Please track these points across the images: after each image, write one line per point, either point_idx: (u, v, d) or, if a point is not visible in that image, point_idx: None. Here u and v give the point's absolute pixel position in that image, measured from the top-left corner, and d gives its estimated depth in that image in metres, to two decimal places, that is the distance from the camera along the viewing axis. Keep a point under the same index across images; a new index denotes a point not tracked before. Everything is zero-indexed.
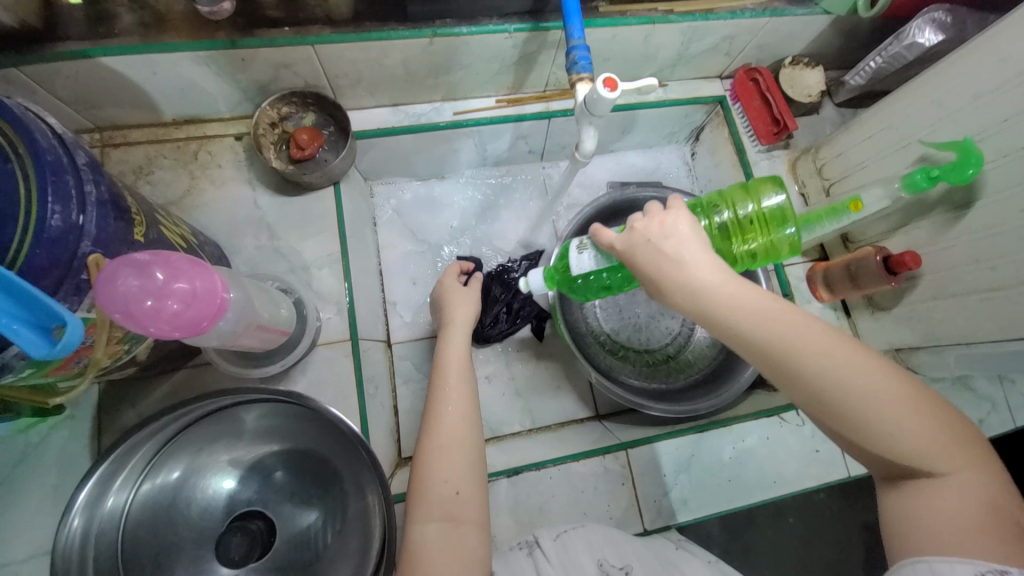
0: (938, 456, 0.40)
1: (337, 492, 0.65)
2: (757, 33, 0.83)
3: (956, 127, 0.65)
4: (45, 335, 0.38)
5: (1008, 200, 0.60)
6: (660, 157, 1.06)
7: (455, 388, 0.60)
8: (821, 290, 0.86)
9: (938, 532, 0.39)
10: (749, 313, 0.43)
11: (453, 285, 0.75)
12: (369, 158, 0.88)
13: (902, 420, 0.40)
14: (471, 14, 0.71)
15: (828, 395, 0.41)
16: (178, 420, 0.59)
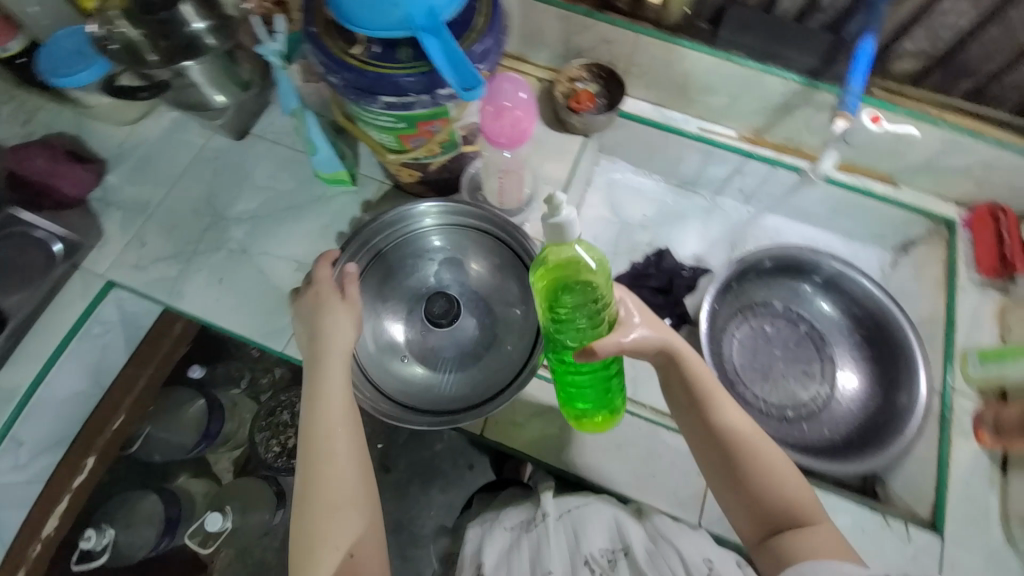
0: (804, 505, 0.61)
1: (500, 324, 0.83)
2: (1017, 172, 0.86)
3: None
4: (463, 87, 0.61)
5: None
6: (860, 254, 1.05)
7: (335, 408, 0.66)
8: (985, 432, 0.80)
9: (816, 551, 0.57)
10: (712, 396, 0.64)
11: (331, 295, 0.73)
12: (613, 134, 1.07)
13: (787, 477, 0.62)
14: (764, 55, 0.88)
15: (757, 451, 0.62)
16: (452, 212, 0.82)
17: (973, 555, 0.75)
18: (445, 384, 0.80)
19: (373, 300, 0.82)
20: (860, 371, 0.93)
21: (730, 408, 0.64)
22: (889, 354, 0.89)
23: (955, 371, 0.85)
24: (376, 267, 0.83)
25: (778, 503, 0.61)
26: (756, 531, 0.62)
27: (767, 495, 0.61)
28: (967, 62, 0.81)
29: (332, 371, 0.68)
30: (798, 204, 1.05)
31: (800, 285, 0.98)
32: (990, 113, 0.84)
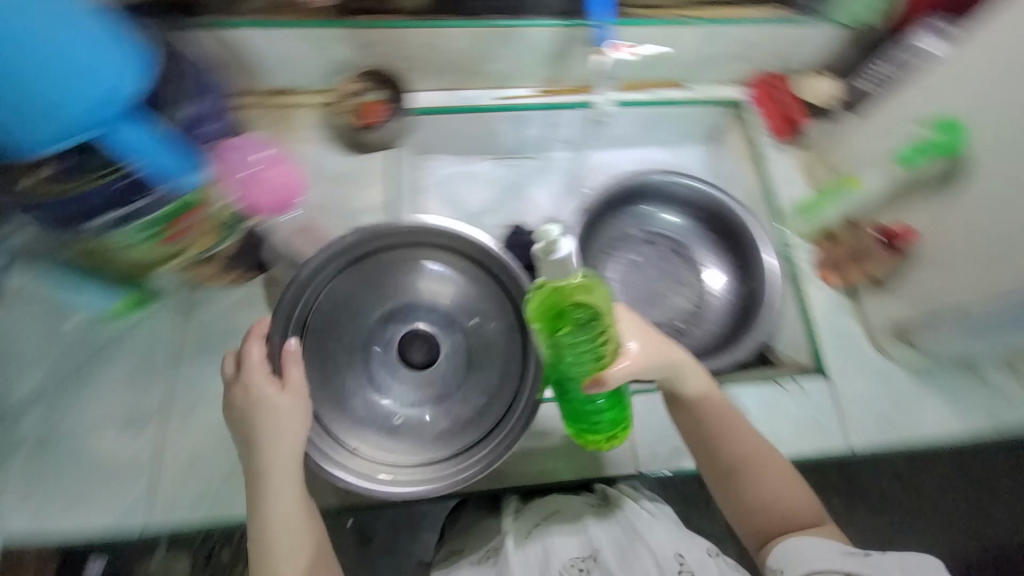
0: (802, 508, 0.65)
1: (482, 343, 0.80)
2: (772, 40, 0.95)
3: (956, 103, 0.72)
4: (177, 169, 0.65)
5: (994, 170, 0.68)
6: (680, 153, 1.10)
7: (298, 536, 0.61)
8: (829, 272, 0.90)
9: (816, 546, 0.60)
10: (717, 407, 0.69)
11: (265, 397, 0.63)
12: (423, 134, 1.02)
13: (782, 479, 0.66)
14: (518, 10, 0.87)
15: (747, 456, 0.67)
16: (383, 238, 0.77)
17: (856, 377, 0.85)
18: (443, 430, 0.77)
19: (339, 369, 0.77)
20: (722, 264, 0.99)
21: (732, 416, 0.69)
22: (735, 241, 0.96)
23: (784, 229, 0.94)
24: (322, 335, 0.77)
25: (777, 505, 0.65)
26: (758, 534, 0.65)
27: (766, 498, 0.65)
28: None
29: (284, 503, 0.61)
30: (611, 132, 1.07)
31: (644, 208, 1.02)
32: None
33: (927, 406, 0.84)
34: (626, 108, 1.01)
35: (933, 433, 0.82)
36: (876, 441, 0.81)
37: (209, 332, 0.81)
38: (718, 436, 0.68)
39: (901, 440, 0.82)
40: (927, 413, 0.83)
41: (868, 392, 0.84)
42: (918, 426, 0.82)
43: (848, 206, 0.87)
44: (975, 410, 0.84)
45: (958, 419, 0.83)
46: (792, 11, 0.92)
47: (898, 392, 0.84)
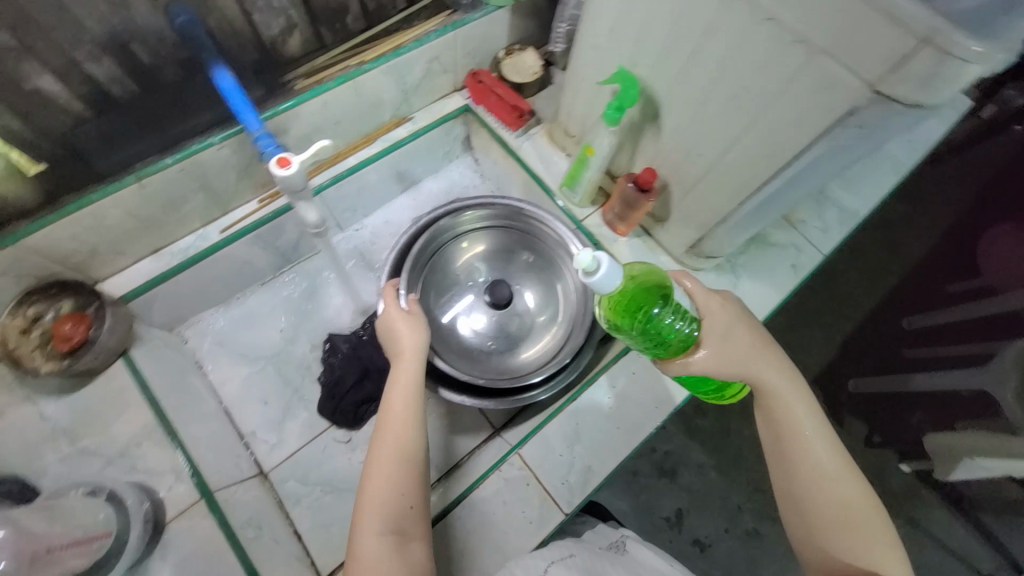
0: (884, 560, 0.55)
1: (527, 269, 0.97)
2: (455, 44, 0.90)
3: (613, 58, 0.74)
4: None
5: (673, 98, 0.69)
6: (451, 174, 1.11)
7: (396, 438, 0.63)
8: (620, 226, 0.93)
9: None
10: (797, 420, 0.62)
11: (393, 308, 0.74)
12: (158, 309, 0.84)
13: (857, 518, 0.57)
14: (173, 141, 0.72)
15: (816, 479, 0.59)
16: (469, 218, 0.94)
17: None
18: (526, 332, 0.94)
19: (440, 328, 0.92)
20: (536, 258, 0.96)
21: (812, 435, 0.61)
22: (528, 239, 0.95)
23: (571, 208, 0.97)
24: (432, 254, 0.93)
25: (847, 546, 0.57)
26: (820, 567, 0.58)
27: (831, 533, 0.58)
28: (326, 6, 0.76)
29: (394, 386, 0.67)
30: (370, 193, 0.99)
31: (451, 243, 0.95)
32: (392, 24, 0.85)
33: (745, 293, 0.93)
34: (367, 166, 0.92)
35: (761, 311, 0.92)
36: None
37: None
38: (789, 451, 0.61)
39: None
40: (749, 298, 0.93)
41: None
42: (750, 313, 0.92)
43: (595, 169, 0.87)
44: (779, 272, 0.95)
45: (771, 288, 0.94)
46: (455, 11, 0.89)
47: None
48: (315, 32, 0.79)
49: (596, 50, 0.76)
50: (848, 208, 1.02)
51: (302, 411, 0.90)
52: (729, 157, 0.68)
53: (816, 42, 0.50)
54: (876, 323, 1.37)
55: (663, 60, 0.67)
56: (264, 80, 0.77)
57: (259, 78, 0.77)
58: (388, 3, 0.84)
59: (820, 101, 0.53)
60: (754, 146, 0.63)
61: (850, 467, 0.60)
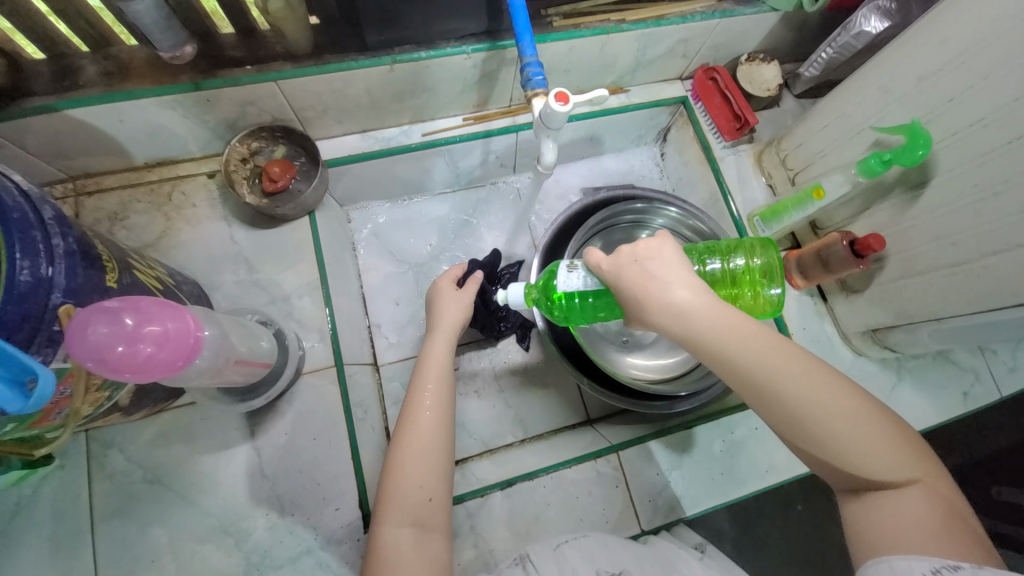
0: (884, 467, 0.43)
1: None
2: (711, 34, 0.83)
3: (905, 110, 0.66)
4: (18, 389, 0.39)
5: (960, 176, 0.62)
6: (632, 159, 1.05)
7: (430, 418, 0.61)
8: (796, 277, 0.86)
9: (890, 537, 0.41)
10: (739, 347, 0.46)
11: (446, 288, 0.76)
12: (343, 184, 0.89)
13: (838, 419, 0.43)
14: (429, 39, 0.73)
15: (786, 412, 0.45)
16: (654, 207, 0.90)
17: None
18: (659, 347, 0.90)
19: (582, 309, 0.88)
20: None
21: (762, 358, 0.46)
22: None
23: (752, 238, 0.90)
24: (602, 230, 0.91)
25: (843, 473, 0.44)
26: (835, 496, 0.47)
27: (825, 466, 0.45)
28: None
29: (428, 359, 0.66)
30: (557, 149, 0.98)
31: (622, 225, 0.92)
32: None
33: (903, 400, 0.84)
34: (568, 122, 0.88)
35: (915, 426, 0.83)
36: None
37: (114, 489, 0.66)
38: (744, 384, 0.46)
39: None
40: (904, 407, 0.83)
41: None
42: None
43: (808, 213, 0.80)
44: (948, 393, 0.85)
45: (933, 407, 0.84)
46: None
47: (876, 390, 0.84)
48: None
49: (883, 93, 0.68)
50: None
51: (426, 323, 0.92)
52: (999, 259, 0.60)
53: None
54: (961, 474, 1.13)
55: (973, 131, 0.59)
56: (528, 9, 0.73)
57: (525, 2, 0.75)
58: None
59: None
60: None
61: (822, 370, 0.46)
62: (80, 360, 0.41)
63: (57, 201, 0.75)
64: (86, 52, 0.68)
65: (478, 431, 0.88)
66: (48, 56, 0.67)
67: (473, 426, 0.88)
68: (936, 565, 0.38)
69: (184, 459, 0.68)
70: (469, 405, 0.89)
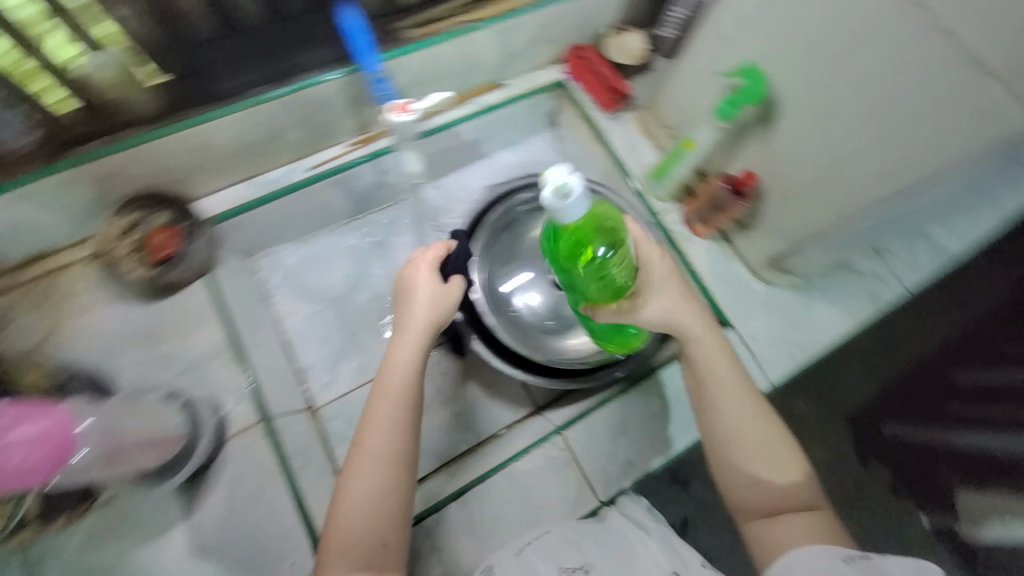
0: (791, 495, 0.59)
1: None
2: (565, 19, 0.85)
3: (743, 53, 0.70)
4: None
5: (802, 103, 0.65)
6: (531, 148, 1.02)
7: (384, 446, 0.59)
8: (699, 227, 0.90)
9: (792, 541, 0.55)
10: (723, 380, 0.64)
11: (416, 276, 0.69)
12: (243, 235, 0.85)
13: (770, 448, 0.61)
14: (285, 73, 0.72)
15: (742, 432, 0.61)
16: None
17: (755, 317, 0.87)
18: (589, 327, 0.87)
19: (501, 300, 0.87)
20: None
21: (736, 390, 0.63)
22: None
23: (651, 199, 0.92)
24: (506, 222, 0.90)
25: (765, 490, 0.60)
26: (744, 514, 0.61)
27: (753, 485, 0.60)
28: None
29: (391, 373, 0.63)
30: (449, 157, 0.95)
31: (524, 213, 0.91)
32: None
33: (818, 316, 0.88)
34: (455, 126, 0.87)
35: (834, 338, 0.87)
36: (792, 366, 0.83)
37: None
38: (720, 404, 0.63)
39: (811, 357, 0.85)
40: (821, 323, 0.87)
41: (769, 325, 0.87)
42: (818, 337, 0.86)
43: (689, 165, 0.85)
44: (857, 299, 0.89)
45: (847, 317, 0.88)
46: None
47: (790, 313, 0.88)
48: None
49: (723, 42, 0.72)
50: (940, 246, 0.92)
51: (357, 355, 0.91)
52: (850, 170, 0.63)
53: (990, 63, 0.46)
54: (927, 367, 1.27)
55: (799, 60, 0.63)
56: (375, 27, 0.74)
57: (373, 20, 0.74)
58: None
59: (982, 125, 0.49)
60: (883, 160, 0.59)
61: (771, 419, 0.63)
62: None
63: None
64: None
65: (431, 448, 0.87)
66: None
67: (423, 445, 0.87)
68: (842, 556, 0.51)
69: (119, 556, 0.65)
70: None
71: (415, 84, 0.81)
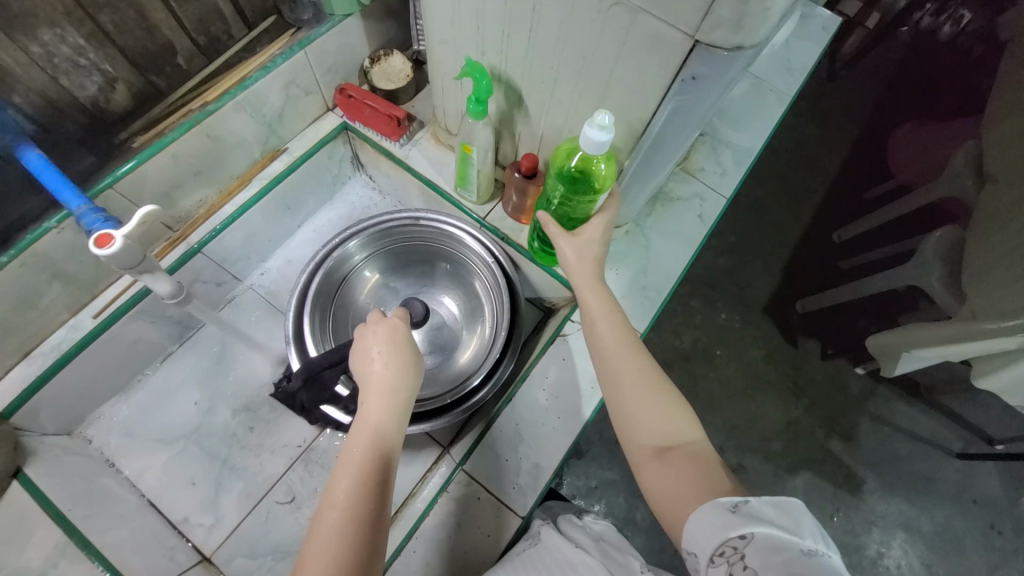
0: (676, 430, 0.53)
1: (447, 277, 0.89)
2: (313, 67, 0.78)
3: (462, 51, 0.66)
4: None
5: (531, 83, 0.62)
6: (348, 198, 0.97)
7: (356, 513, 0.47)
8: (523, 216, 0.83)
9: (679, 481, 0.48)
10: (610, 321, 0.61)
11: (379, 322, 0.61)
12: (53, 415, 0.72)
13: (653, 385, 0.55)
14: (6, 235, 0.60)
15: (622, 369, 0.57)
16: (371, 245, 0.85)
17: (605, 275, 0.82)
18: (459, 340, 0.87)
19: None
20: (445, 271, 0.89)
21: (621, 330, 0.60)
22: (430, 244, 0.87)
23: (469, 208, 0.86)
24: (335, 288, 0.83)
25: (651, 429, 0.53)
26: (637, 461, 0.52)
27: (637, 425, 0.53)
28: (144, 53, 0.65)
29: (363, 430, 0.53)
30: (262, 239, 0.87)
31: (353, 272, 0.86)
32: (233, 55, 0.74)
33: (660, 252, 0.84)
34: (246, 212, 0.80)
35: (681, 265, 0.83)
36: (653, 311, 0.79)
37: None
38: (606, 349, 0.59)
39: (667, 293, 0.81)
40: (664, 257, 0.84)
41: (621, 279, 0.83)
42: (668, 271, 0.83)
43: (482, 163, 0.76)
44: (687, 227, 0.86)
45: (685, 244, 0.85)
46: (300, 30, 0.76)
47: (636, 259, 0.83)
48: (138, 83, 0.67)
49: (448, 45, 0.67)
50: (742, 146, 0.93)
51: (238, 480, 0.78)
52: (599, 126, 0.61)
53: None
54: (813, 239, 1.40)
55: (506, 44, 0.59)
56: (94, 146, 0.66)
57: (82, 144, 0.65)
58: (220, 32, 0.72)
59: None
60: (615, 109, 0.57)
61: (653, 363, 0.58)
62: None
63: None
64: None
65: None
66: None
67: None
68: (731, 501, 0.43)
69: None
70: None
71: (172, 188, 0.72)
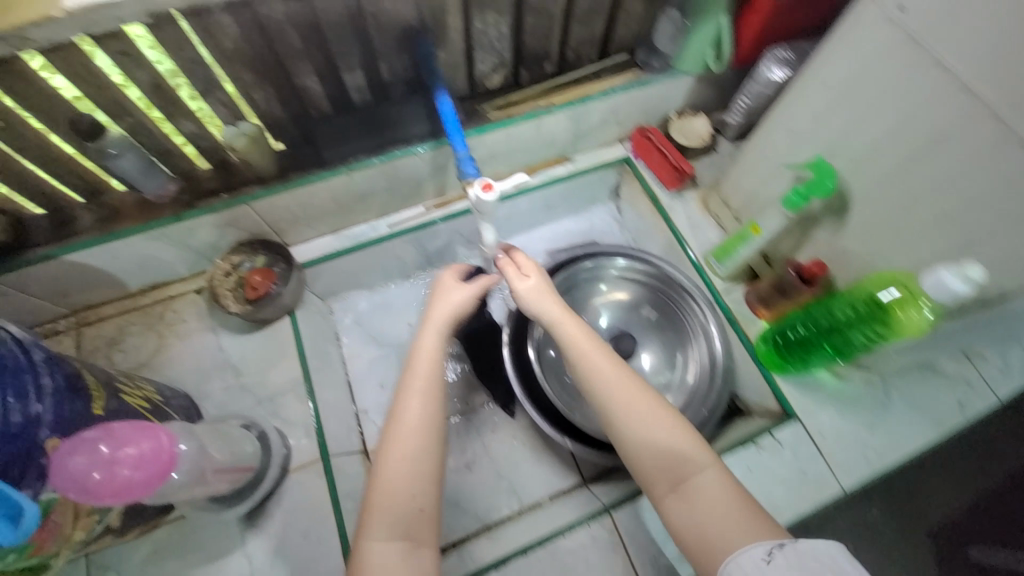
0: (688, 455, 0.55)
1: (662, 333, 0.96)
2: (634, 104, 0.91)
3: (812, 145, 0.73)
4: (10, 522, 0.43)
5: (875, 204, 0.67)
6: (592, 217, 1.10)
7: (423, 419, 0.58)
8: (762, 309, 0.86)
9: (702, 511, 0.52)
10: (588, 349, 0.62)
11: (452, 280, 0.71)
12: (326, 279, 0.96)
13: (654, 423, 0.57)
14: (384, 143, 0.82)
15: (619, 419, 0.58)
16: (632, 271, 0.98)
17: (823, 410, 0.79)
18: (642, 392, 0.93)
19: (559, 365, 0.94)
20: (666, 329, 0.96)
21: (604, 359, 0.61)
22: (670, 297, 0.95)
23: (712, 277, 0.92)
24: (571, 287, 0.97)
25: (661, 459, 0.56)
26: (655, 493, 0.56)
27: (646, 462, 0.56)
28: (534, 52, 0.82)
29: (425, 352, 0.64)
30: (515, 220, 1.03)
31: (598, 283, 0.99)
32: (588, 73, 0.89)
33: (896, 418, 0.77)
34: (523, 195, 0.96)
35: (915, 447, 0.76)
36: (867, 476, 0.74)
37: None
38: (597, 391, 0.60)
39: (887, 465, 0.75)
40: (899, 426, 0.77)
41: (840, 423, 0.78)
42: (898, 444, 0.76)
43: (754, 249, 0.83)
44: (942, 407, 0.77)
45: (929, 425, 0.76)
46: (642, 70, 0.89)
47: (866, 413, 0.78)
48: (517, 72, 0.86)
49: (794, 135, 0.75)
50: None
51: None
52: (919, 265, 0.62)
53: None
54: None
55: (868, 156, 0.65)
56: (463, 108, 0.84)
57: (460, 103, 0.84)
58: (585, 56, 0.87)
59: None
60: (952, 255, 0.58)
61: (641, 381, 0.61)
62: (63, 491, 0.46)
63: (60, 333, 0.82)
64: (80, 202, 0.75)
65: (472, 505, 0.87)
66: (87, 199, 0.75)
67: (468, 503, 0.87)
68: (768, 547, 0.47)
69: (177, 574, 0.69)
70: (462, 480, 0.90)
71: (492, 158, 0.90)
